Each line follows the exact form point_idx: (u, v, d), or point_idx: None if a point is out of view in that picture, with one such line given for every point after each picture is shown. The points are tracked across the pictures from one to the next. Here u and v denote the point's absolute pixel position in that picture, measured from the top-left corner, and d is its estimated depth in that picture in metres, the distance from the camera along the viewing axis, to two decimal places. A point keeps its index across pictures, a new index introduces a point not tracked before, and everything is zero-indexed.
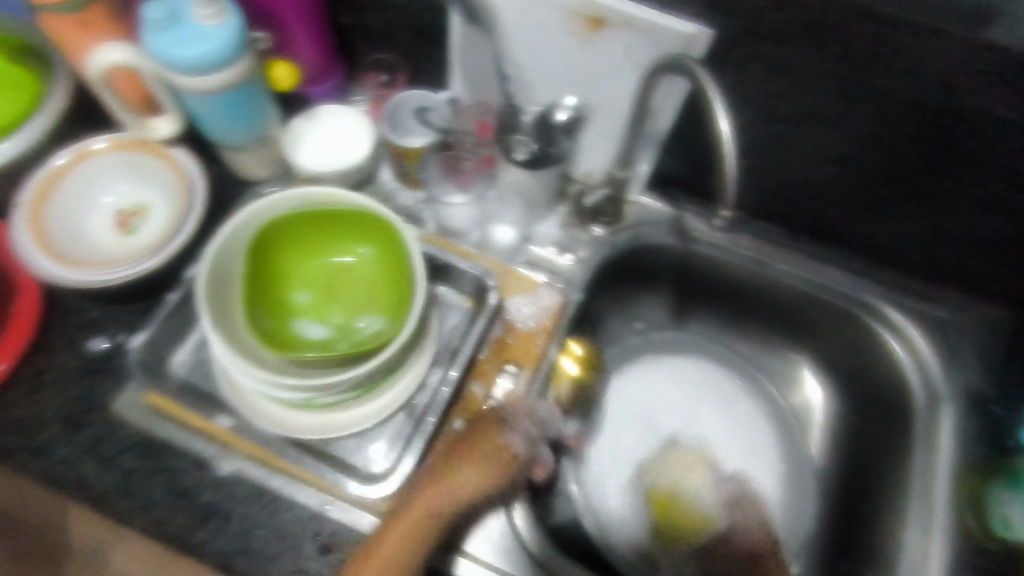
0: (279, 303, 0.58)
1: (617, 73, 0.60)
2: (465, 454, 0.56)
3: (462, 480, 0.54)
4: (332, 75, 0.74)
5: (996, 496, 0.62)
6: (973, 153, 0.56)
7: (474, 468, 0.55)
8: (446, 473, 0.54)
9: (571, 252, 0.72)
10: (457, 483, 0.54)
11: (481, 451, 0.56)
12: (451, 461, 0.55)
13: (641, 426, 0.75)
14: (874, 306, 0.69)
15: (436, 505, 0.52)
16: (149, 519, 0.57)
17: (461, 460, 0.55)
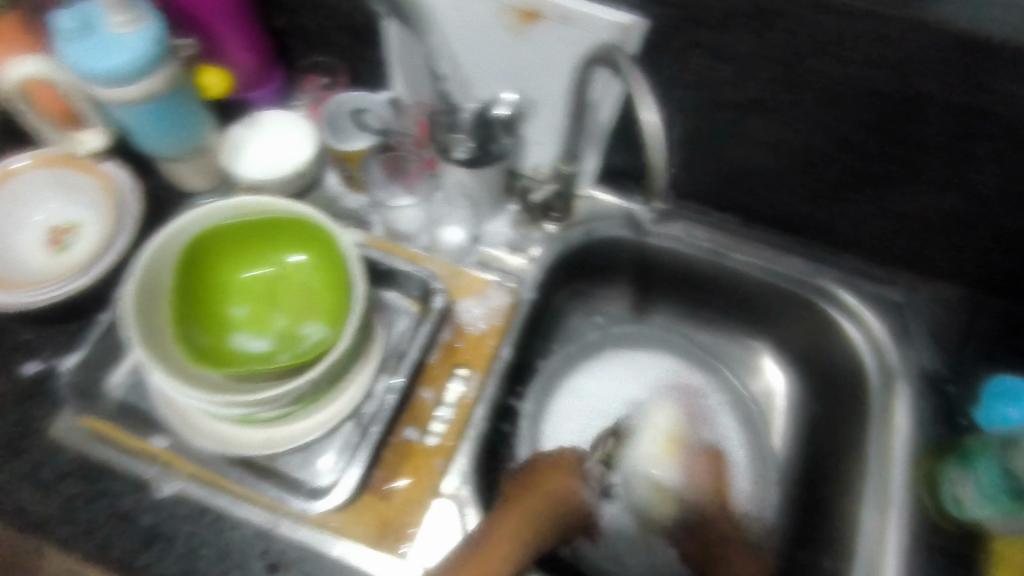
0: (213, 316, 0.57)
1: (552, 65, 0.59)
2: (541, 482, 0.63)
3: (541, 508, 0.61)
4: (270, 78, 0.72)
5: (947, 474, 0.59)
6: (912, 134, 0.56)
7: (548, 499, 0.62)
8: (524, 500, 0.60)
9: (523, 250, 0.71)
10: (536, 513, 0.60)
11: (558, 482, 0.64)
12: (530, 490, 0.62)
13: (604, 422, 0.75)
14: (827, 290, 0.69)
15: (523, 530, 0.57)
16: (88, 544, 0.55)
17: (537, 490, 0.62)
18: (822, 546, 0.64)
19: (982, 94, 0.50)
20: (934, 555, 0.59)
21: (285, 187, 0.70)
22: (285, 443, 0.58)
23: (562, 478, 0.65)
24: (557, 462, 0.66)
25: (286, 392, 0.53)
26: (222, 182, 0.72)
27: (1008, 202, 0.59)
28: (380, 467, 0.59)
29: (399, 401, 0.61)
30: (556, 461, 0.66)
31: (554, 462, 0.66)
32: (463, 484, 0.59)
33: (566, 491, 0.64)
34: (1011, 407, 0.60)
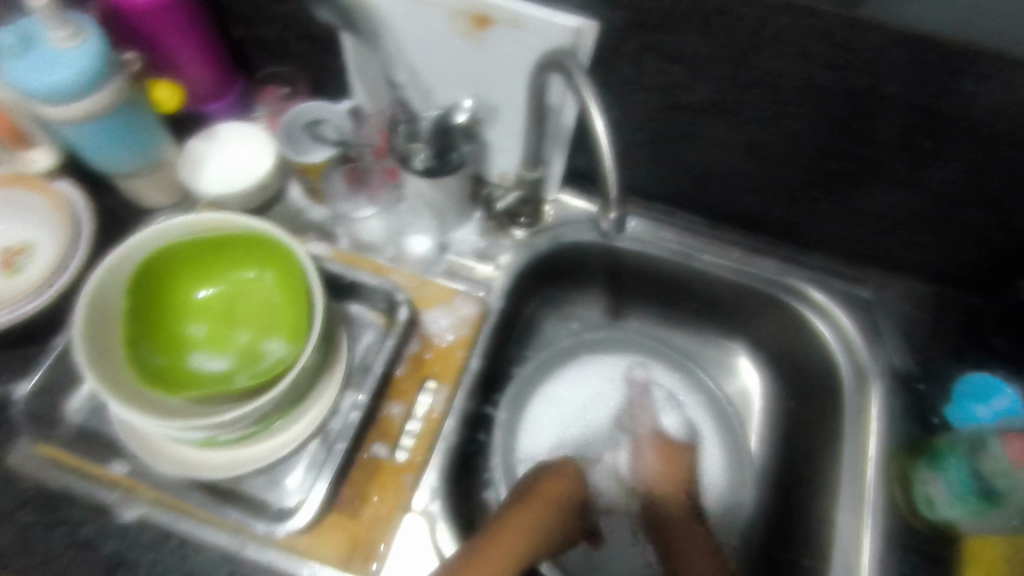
0: (169, 337, 0.56)
1: (510, 72, 0.58)
2: (540, 495, 0.62)
3: (538, 523, 0.60)
4: (229, 88, 0.70)
5: (920, 475, 0.59)
6: (868, 132, 0.55)
7: (547, 511, 0.61)
8: (519, 517, 0.59)
9: (492, 258, 0.70)
10: (532, 529, 0.59)
11: (557, 493, 0.63)
12: (527, 504, 0.61)
13: (579, 429, 0.74)
14: (796, 288, 0.69)
15: (514, 552, 0.57)
16: None
17: (533, 503, 0.61)
18: (799, 547, 0.64)
19: (935, 90, 0.50)
20: (911, 556, 0.58)
21: (247, 201, 0.68)
22: (247, 465, 0.56)
23: (562, 489, 0.64)
24: (557, 473, 0.65)
25: (244, 414, 0.51)
26: (183, 196, 0.70)
27: (969, 197, 0.59)
28: (348, 485, 0.58)
29: (366, 418, 0.59)
30: (558, 471, 0.65)
31: (556, 472, 0.65)
32: (433, 500, 0.60)
33: (568, 502, 0.63)
34: (981, 406, 0.59)
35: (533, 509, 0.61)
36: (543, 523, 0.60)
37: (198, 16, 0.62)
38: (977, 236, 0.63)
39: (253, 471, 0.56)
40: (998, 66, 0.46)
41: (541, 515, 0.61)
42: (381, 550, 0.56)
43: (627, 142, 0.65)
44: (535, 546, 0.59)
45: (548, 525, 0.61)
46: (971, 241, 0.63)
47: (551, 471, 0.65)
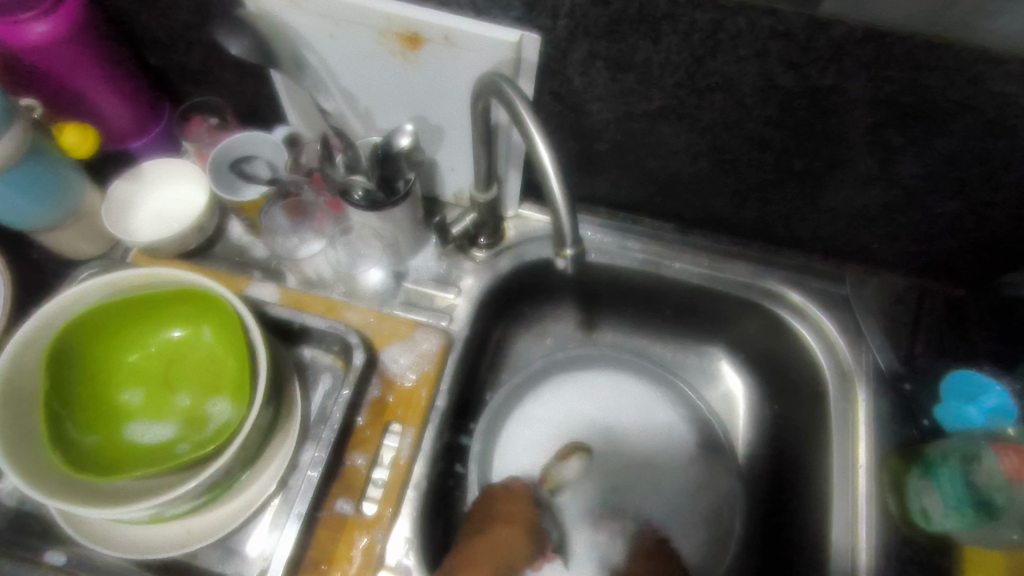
0: (103, 409, 0.51)
1: (451, 90, 0.54)
2: (507, 519, 0.61)
3: (512, 546, 0.59)
4: (147, 109, 0.64)
5: (913, 486, 0.57)
6: (835, 130, 0.52)
7: (519, 534, 0.60)
8: (494, 540, 0.59)
9: (453, 284, 0.66)
10: (508, 553, 0.59)
11: (524, 514, 0.62)
12: (495, 529, 0.60)
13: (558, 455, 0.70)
14: (773, 291, 0.66)
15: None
16: None
17: (507, 527, 0.60)
18: (795, 564, 0.61)
19: (902, 85, 0.47)
20: (910, 570, 0.56)
21: (183, 245, 0.63)
22: (202, 539, 0.51)
23: (528, 509, 0.63)
24: (515, 495, 0.64)
25: (187, 490, 0.46)
26: (113, 244, 0.65)
27: (944, 190, 0.56)
28: (312, 547, 0.54)
29: (327, 473, 0.55)
30: (514, 494, 0.64)
31: (513, 494, 0.64)
32: (407, 553, 0.57)
33: (533, 521, 0.62)
34: (971, 406, 0.56)
35: (508, 531, 0.60)
36: (518, 545, 0.60)
37: (95, 44, 0.55)
38: (953, 226, 0.60)
39: (207, 543, 0.51)
40: (967, 59, 0.43)
41: (515, 537, 0.60)
42: None
43: (586, 151, 0.61)
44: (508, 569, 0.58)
45: (522, 547, 0.60)
46: (947, 231, 0.61)
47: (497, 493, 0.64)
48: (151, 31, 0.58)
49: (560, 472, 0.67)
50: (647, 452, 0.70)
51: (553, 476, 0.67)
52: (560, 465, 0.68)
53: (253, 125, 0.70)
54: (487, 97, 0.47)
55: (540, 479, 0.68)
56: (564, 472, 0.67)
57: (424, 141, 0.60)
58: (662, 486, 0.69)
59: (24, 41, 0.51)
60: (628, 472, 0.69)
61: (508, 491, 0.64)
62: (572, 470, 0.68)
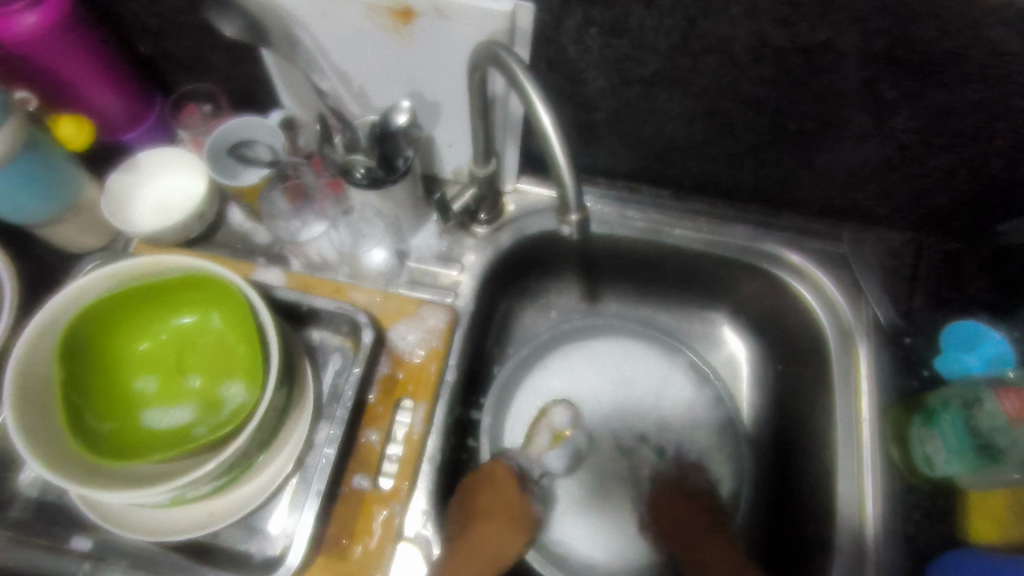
0: (118, 398, 0.52)
1: (446, 63, 0.54)
2: (490, 514, 0.59)
3: (501, 539, 0.59)
4: (139, 93, 0.64)
5: (915, 434, 0.58)
6: (830, 88, 0.53)
7: (503, 526, 0.59)
8: (480, 535, 0.57)
9: (456, 261, 0.66)
10: (496, 544, 0.58)
11: (506, 500, 0.60)
12: (481, 520, 0.58)
13: None
14: (774, 253, 0.67)
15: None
16: None
17: (488, 524, 0.58)
18: (803, 516, 0.62)
19: (894, 38, 0.47)
20: (915, 516, 0.58)
21: (186, 233, 0.63)
22: (225, 518, 0.52)
23: (510, 493, 0.61)
24: (502, 483, 0.61)
25: (207, 470, 0.47)
26: (115, 234, 0.65)
27: (939, 143, 0.56)
28: (332, 522, 0.55)
29: (342, 449, 0.56)
30: (495, 480, 0.61)
31: (492, 481, 0.61)
32: (426, 523, 0.58)
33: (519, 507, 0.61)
34: (972, 354, 0.59)
35: (491, 527, 0.58)
36: (505, 537, 0.59)
37: (78, 24, 0.55)
38: (948, 179, 0.60)
39: (230, 522, 0.52)
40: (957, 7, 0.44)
41: (501, 528, 0.59)
42: None
43: (583, 121, 0.62)
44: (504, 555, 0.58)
45: (507, 538, 0.59)
46: (943, 185, 0.61)
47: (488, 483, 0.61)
48: (141, 18, 0.58)
49: (543, 428, 0.65)
50: (654, 418, 0.71)
51: (535, 437, 0.65)
52: (537, 428, 0.65)
53: (248, 110, 0.70)
54: (484, 68, 0.47)
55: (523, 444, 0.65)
56: (546, 429, 0.65)
57: (421, 117, 0.60)
58: (671, 450, 0.70)
59: (13, 33, 0.51)
60: (650, 441, 0.70)
61: (488, 482, 0.61)
62: (556, 423, 0.65)
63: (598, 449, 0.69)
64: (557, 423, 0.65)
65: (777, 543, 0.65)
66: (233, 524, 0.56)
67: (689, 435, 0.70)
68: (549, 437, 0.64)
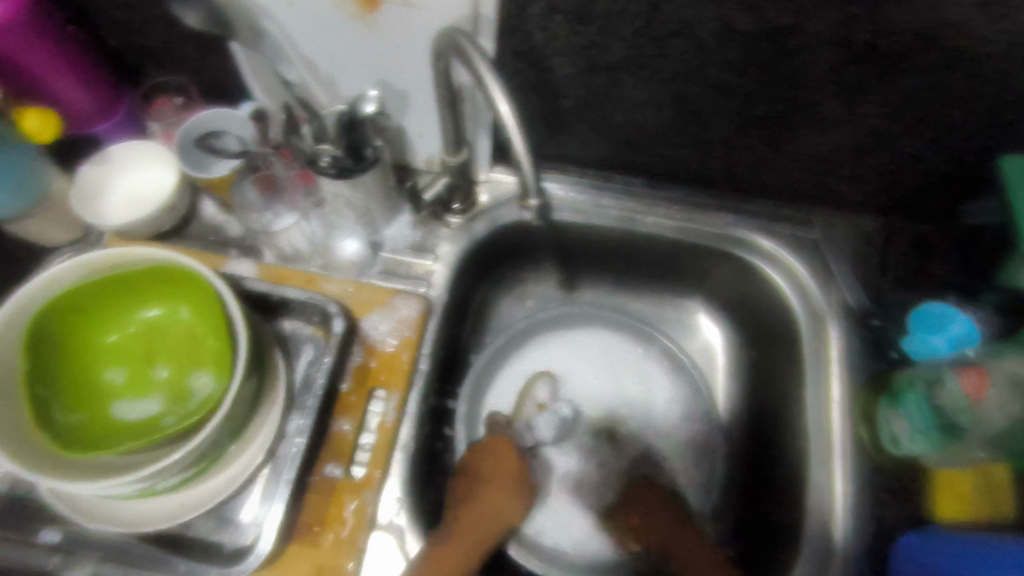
0: (86, 390, 0.52)
1: (412, 52, 0.54)
2: (491, 481, 0.63)
3: (505, 504, 0.62)
4: (109, 84, 0.63)
5: (883, 413, 0.59)
6: (796, 72, 0.53)
7: (507, 491, 0.63)
8: (485, 499, 0.62)
9: (430, 251, 0.66)
10: (500, 508, 0.62)
11: (509, 469, 0.64)
12: (483, 487, 0.62)
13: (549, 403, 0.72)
14: (746, 239, 0.67)
15: (476, 542, 0.58)
16: None
17: (491, 489, 0.62)
18: (776, 499, 0.63)
19: (856, 21, 0.47)
20: (884, 497, 0.58)
21: (157, 224, 0.63)
22: (196, 508, 0.52)
23: (513, 462, 0.65)
24: (500, 452, 0.65)
25: (175, 459, 0.47)
26: (85, 228, 0.64)
27: (905, 128, 0.57)
28: (305, 510, 0.55)
29: (315, 438, 0.56)
30: (496, 448, 0.65)
31: (494, 451, 0.65)
32: (399, 511, 0.57)
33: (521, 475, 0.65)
34: (938, 337, 0.57)
35: (496, 492, 0.62)
36: (510, 502, 0.63)
37: (42, 16, 0.55)
38: (918, 163, 0.61)
39: (201, 513, 0.52)
40: None
41: (503, 495, 0.63)
42: (351, 567, 0.53)
43: (553, 109, 0.62)
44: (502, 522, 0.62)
45: (511, 502, 0.63)
46: (912, 170, 0.62)
47: (485, 452, 0.65)
48: (106, 10, 0.58)
49: (528, 402, 0.70)
50: (632, 404, 0.72)
51: (521, 411, 0.70)
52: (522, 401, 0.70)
53: (218, 102, 0.70)
54: (447, 57, 0.47)
55: (511, 416, 0.70)
56: (532, 402, 0.70)
57: (390, 107, 0.60)
58: (647, 436, 0.70)
59: None
60: (628, 428, 0.71)
61: (489, 450, 0.65)
62: (539, 396, 0.70)
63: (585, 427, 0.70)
64: (541, 396, 0.70)
65: (750, 526, 0.65)
66: (206, 514, 0.56)
67: (663, 423, 0.71)
68: (536, 408, 0.69)
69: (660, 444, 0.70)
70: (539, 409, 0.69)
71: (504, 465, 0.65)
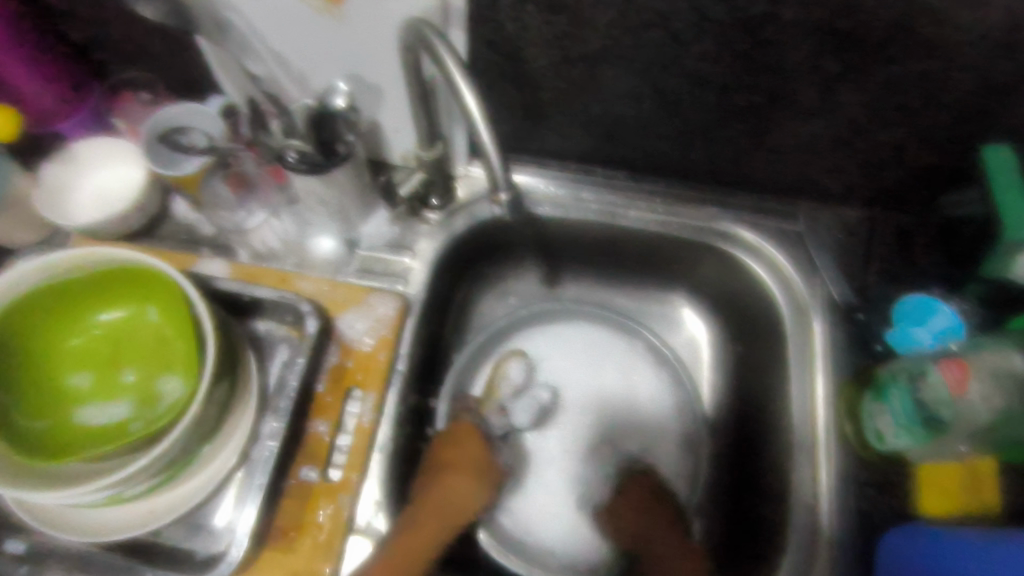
0: (52, 395, 0.51)
1: (382, 44, 0.52)
2: (455, 467, 0.61)
3: (467, 491, 0.61)
4: (72, 80, 0.62)
5: (868, 408, 0.58)
6: (773, 62, 0.52)
7: (470, 478, 0.62)
8: (448, 486, 0.60)
9: (408, 248, 0.65)
10: (463, 495, 0.61)
11: (473, 456, 0.63)
12: (449, 476, 0.61)
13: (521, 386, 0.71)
14: (729, 232, 0.66)
15: (438, 531, 0.57)
16: None
17: (455, 476, 0.61)
18: (761, 495, 0.62)
19: (831, 8, 0.46)
20: (868, 491, 0.57)
21: (125, 224, 0.62)
22: (166, 515, 0.50)
23: (477, 449, 0.63)
24: (465, 441, 0.64)
25: (139, 467, 0.45)
26: (52, 229, 0.63)
27: (887, 117, 0.56)
28: (280, 515, 0.54)
29: (289, 441, 0.55)
30: (460, 436, 0.64)
31: (461, 440, 0.64)
32: (377, 514, 0.56)
33: (485, 461, 0.64)
34: (921, 330, 0.57)
35: (461, 479, 0.61)
36: (472, 488, 0.62)
37: None
38: (899, 153, 0.60)
39: (171, 519, 0.51)
40: None
41: (467, 482, 0.61)
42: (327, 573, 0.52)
43: (530, 101, 0.60)
44: (464, 511, 0.61)
45: (474, 488, 0.62)
46: (895, 160, 0.61)
47: (451, 441, 0.63)
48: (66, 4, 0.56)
49: (503, 386, 0.68)
50: (616, 400, 0.71)
51: (495, 394, 0.67)
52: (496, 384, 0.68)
53: (188, 98, 0.68)
54: (416, 50, 0.46)
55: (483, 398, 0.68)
56: (507, 385, 0.68)
57: (362, 101, 0.58)
58: (633, 432, 0.69)
59: None
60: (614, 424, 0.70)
61: (453, 439, 0.64)
62: (514, 379, 0.68)
63: (567, 416, 0.70)
64: (517, 379, 0.68)
65: (736, 521, 0.64)
66: (178, 521, 0.55)
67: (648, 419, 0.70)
68: (512, 393, 0.68)
69: (645, 440, 0.69)
70: (514, 394, 0.68)
71: (472, 454, 0.63)
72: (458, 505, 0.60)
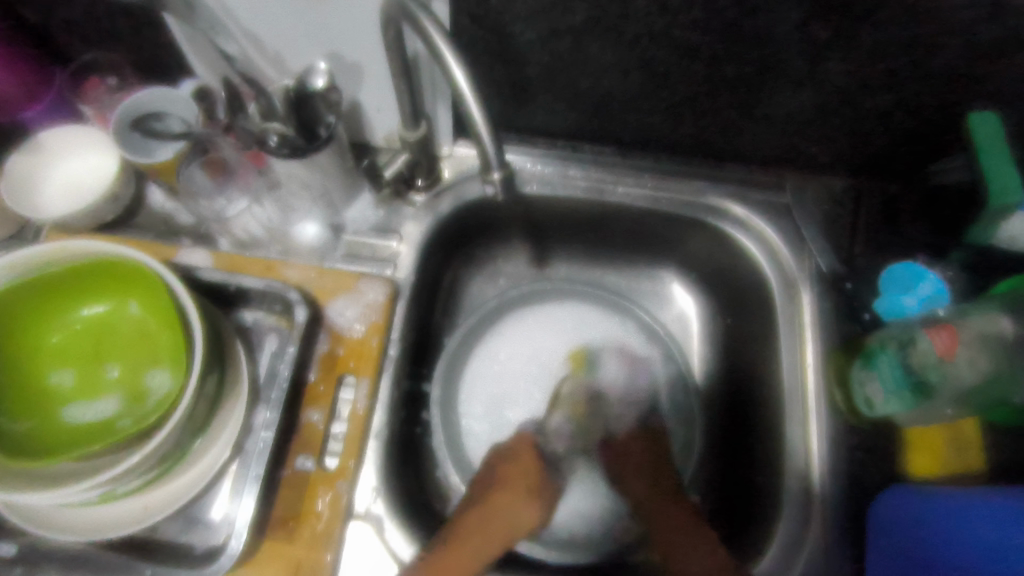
0: (34, 394, 0.49)
1: (360, 21, 0.50)
2: (507, 484, 0.61)
3: (513, 510, 0.59)
4: (31, 66, 0.59)
5: (857, 376, 0.59)
6: (762, 29, 0.51)
7: (522, 496, 0.60)
8: (496, 505, 0.59)
9: (394, 232, 0.64)
10: (512, 513, 0.59)
11: (528, 477, 0.62)
12: (494, 494, 0.60)
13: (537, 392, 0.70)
14: (718, 207, 0.66)
15: (475, 551, 0.55)
16: None
17: (505, 493, 0.60)
18: (754, 465, 0.63)
19: None
20: (858, 456, 0.59)
21: (99, 216, 0.60)
22: (162, 510, 0.50)
23: (534, 470, 0.63)
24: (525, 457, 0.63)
25: (131, 463, 0.44)
26: (22, 224, 0.61)
27: (873, 85, 0.56)
28: (279, 504, 0.53)
29: (283, 432, 0.54)
30: (520, 453, 0.64)
31: (518, 457, 0.63)
32: (376, 500, 0.56)
33: (542, 484, 0.62)
34: (908, 296, 0.58)
35: (508, 496, 0.60)
36: (519, 508, 0.60)
37: None
38: (885, 121, 0.60)
39: (166, 513, 0.50)
40: None
41: (515, 499, 0.60)
42: (330, 560, 0.52)
43: (515, 77, 0.59)
44: (511, 532, 0.58)
45: (525, 509, 0.60)
46: (879, 127, 0.61)
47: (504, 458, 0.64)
48: None
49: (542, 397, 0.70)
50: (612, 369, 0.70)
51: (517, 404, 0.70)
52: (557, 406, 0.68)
53: (157, 81, 0.65)
54: (397, 24, 0.44)
55: (494, 411, 0.69)
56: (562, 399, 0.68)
57: (343, 79, 0.57)
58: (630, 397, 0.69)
59: None
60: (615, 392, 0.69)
61: (515, 451, 0.64)
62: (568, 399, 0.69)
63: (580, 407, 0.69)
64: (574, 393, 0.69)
65: (729, 487, 0.66)
66: (174, 514, 0.54)
67: (620, 391, 0.69)
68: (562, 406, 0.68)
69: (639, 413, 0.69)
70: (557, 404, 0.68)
71: (527, 475, 0.62)
72: (503, 523, 0.58)
